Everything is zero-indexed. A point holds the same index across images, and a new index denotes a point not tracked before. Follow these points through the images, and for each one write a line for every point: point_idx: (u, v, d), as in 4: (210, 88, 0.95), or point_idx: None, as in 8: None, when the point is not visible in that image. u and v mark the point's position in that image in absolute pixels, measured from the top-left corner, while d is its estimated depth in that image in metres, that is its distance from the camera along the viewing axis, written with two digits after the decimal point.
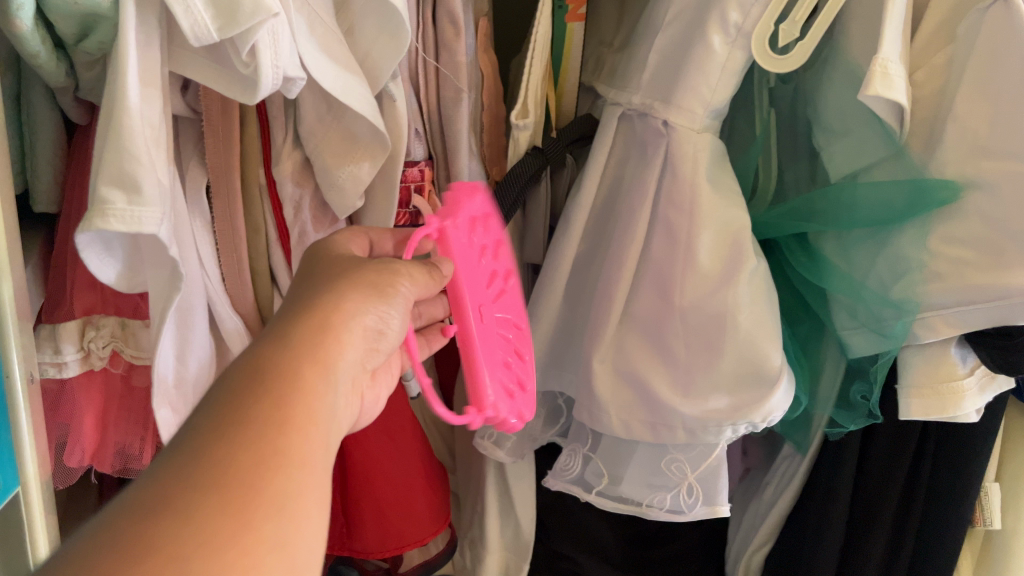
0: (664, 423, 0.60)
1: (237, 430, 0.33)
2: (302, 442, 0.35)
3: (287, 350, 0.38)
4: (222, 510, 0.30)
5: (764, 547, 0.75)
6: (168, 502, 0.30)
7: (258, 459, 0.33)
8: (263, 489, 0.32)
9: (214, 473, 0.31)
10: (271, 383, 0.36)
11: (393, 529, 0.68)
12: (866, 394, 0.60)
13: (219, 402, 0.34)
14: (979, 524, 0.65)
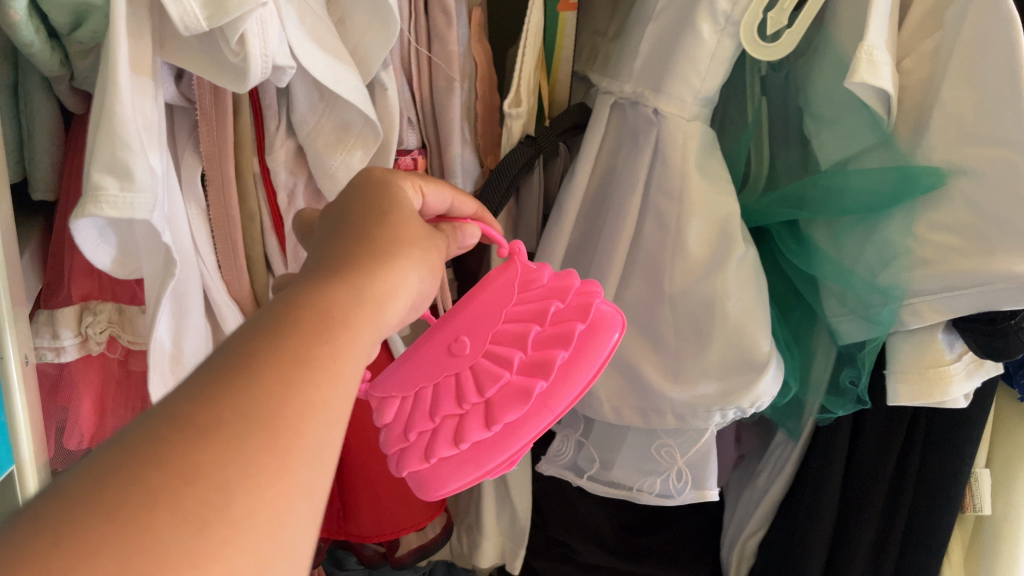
0: (654, 408, 0.62)
1: (290, 359, 0.28)
2: (349, 391, 0.30)
3: (349, 288, 0.33)
4: (267, 441, 0.26)
5: (758, 533, 0.76)
6: (216, 412, 0.25)
7: (312, 399, 0.28)
8: (310, 431, 0.27)
9: (265, 401, 0.27)
10: (331, 318, 0.31)
11: (388, 514, 0.69)
12: (854, 379, 0.60)
13: (271, 325, 0.30)
14: (970, 510, 0.65)
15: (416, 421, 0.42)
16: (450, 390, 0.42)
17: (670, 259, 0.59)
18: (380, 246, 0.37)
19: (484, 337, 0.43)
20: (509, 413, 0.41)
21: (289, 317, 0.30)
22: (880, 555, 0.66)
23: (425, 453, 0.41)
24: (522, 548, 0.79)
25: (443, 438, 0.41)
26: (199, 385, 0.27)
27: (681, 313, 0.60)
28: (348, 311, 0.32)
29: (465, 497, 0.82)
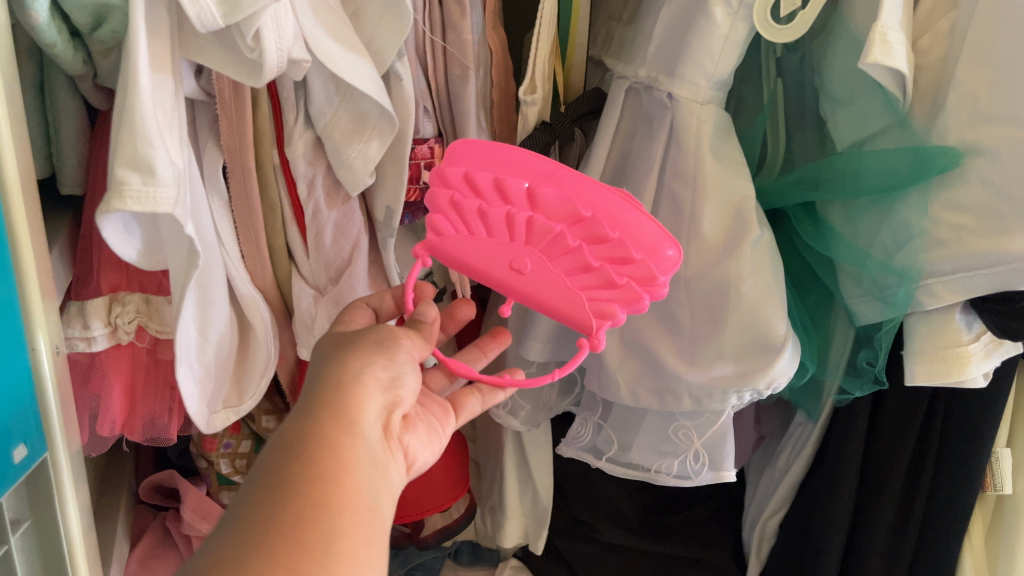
0: (670, 391, 0.62)
1: (279, 488, 0.36)
2: (343, 491, 0.38)
3: (320, 412, 0.41)
4: (272, 560, 0.33)
5: (778, 513, 0.77)
6: (230, 555, 0.33)
7: (297, 535, 0.35)
8: (310, 537, 0.35)
9: (264, 530, 0.34)
10: (302, 455, 0.38)
11: (410, 496, 0.71)
12: (871, 360, 0.60)
13: (264, 468, 0.38)
14: (991, 490, 0.65)
15: (598, 276, 0.47)
16: (562, 257, 0.47)
17: (685, 243, 0.60)
18: (341, 362, 0.45)
19: (508, 250, 0.48)
20: (559, 201, 0.45)
21: (267, 466, 0.38)
22: (899, 537, 0.67)
23: (622, 263, 0.46)
24: (545, 529, 0.80)
25: (609, 252, 0.46)
26: (203, 562, 0.34)
27: (696, 296, 0.60)
28: (314, 441, 0.39)
29: (488, 479, 0.83)
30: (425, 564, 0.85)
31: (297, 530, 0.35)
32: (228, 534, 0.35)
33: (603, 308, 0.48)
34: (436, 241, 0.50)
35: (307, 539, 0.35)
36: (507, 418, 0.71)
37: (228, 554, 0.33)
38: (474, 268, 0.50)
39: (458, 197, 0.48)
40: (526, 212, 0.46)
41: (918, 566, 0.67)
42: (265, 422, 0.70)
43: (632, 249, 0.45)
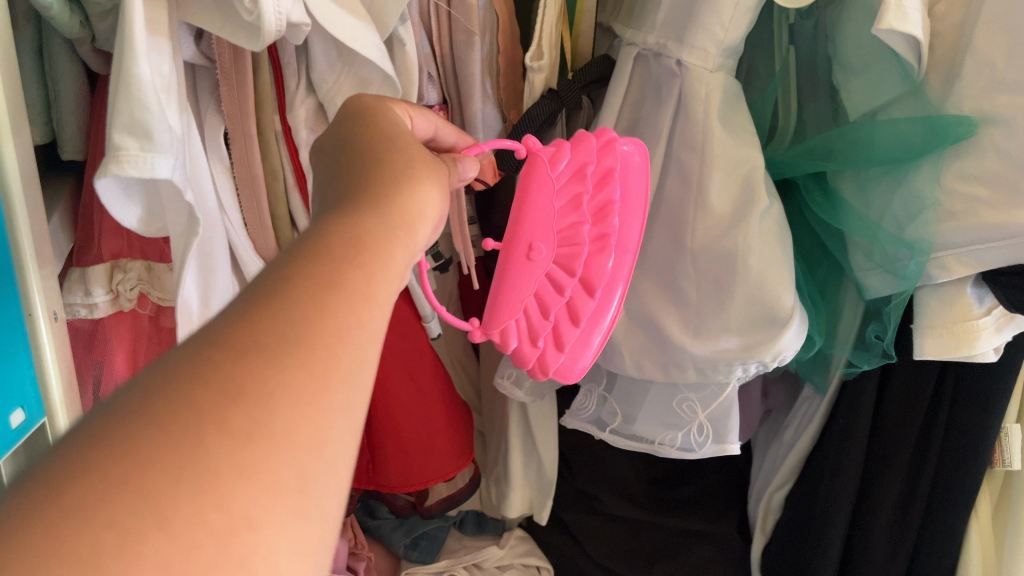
0: (675, 363, 0.61)
1: (327, 281, 0.27)
2: (372, 317, 0.28)
3: (384, 205, 0.33)
4: (306, 364, 0.24)
5: (784, 486, 0.76)
6: (258, 337, 0.24)
7: (333, 343, 0.26)
8: (339, 357, 0.26)
9: (297, 330, 0.25)
10: (355, 258, 0.29)
11: (416, 467, 0.70)
12: (880, 334, 0.60)
13: (297, 256, 0.28)
14: (999, 465, 0.64)
15: (538, 324, 0.50)
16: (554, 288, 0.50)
17: (692, 213, 0.59)
18: (404, 158, 0.37)
19: (549, 230, 0.48)
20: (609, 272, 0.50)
21: (320, 242, 0.29)
22: (907, 511, 0.66)
23: (558, 342, 0.52)
24: (550, 499, 0.80)
25: (562, 325, 0.51)
26: (211, 340, 0.24)
27: (702, 268, 0.60)
28: (371, 245, 0.30)
29: (493, 450, 0.83)
30: (431, 533, 0.85)
31: (334, 348, 0.25)
32: (232, 333, 0.24)
33: (509, 335, 0.50)
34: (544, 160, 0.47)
35: (331, 364, 0.25)
36: (511, 388, 0.71)
37: (242, 355, 0.23)
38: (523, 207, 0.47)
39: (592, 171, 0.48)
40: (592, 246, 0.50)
41: (923, 542, 0.67)
42: None
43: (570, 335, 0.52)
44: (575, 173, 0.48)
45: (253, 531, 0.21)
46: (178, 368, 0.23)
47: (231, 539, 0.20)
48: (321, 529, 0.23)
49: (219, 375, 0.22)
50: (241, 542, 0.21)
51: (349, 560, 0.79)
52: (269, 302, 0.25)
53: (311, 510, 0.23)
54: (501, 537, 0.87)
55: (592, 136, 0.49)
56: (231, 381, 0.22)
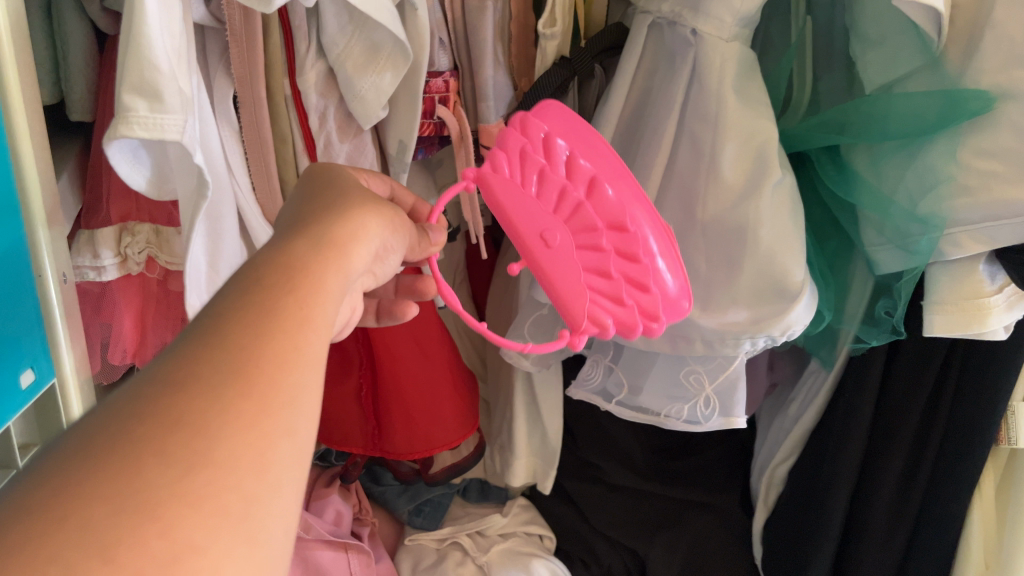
0: (683, 335, 0.61)
1: (264, 309, 0.28)
2: (315, 340, 0.29)
3: (323, 230, 0.34)
4: (243, 391, 0.25)
5: (787, 460, 0.77)
6: (194, 370, 0.25)
7: (271, 368, 0.26)
8: (279, 381, 0.26)
9: (233, 361, 0.26)
10: (290, 283, 0.29)
11: (421, 433, 0.70)
12: (890, 310, 0.59)
13: (235, 289, 0.29)
14: (1004, 443, 0.63)
15: (612, 288, 0.45)
16: (591, 253, 0.45)
17: (703, 184, 0.58)
18: (346, 194, 0.38)
19: (541, 218, 0.45)
20: (617, 205, 0.45)
21: (257, 273, 0.30)
22: (909, 485, 0.67)
23: (642, 287, 0.46)
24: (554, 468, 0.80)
25: (634, 272, 0.46)
26: (149, 380, 0.24)
27: (713, 240, 0.59)
28: (309, 270, 0.31)
29: (498, 419, 0.83)
30: (435, 500, 0.85)
31: (273, 375, 0.26)
32: (169, 371, 0.25)
33: (600, 316, 0.45)
34: (491, 176, 0.45)
35: (270, 389, 0.26)
36: (517, 358, 0.71)
37: (177, 390, 0.24)
38: (505, 215, 0.45)
39: (531, 149, 0.45)
40: (588, 194, 0.45)
41: (925, 517, 0.67)
42: None
43: (650, 279, 0.46)
44: (523, 160, 0.45)
45: (199, 555, 0.22)
46: (113, 408, 0.23)
47: (175, 565, 0.21)
48: (267, 552, 0.24)
49: (155, 410, 0.23)
50: (187, 564, 0.21)
51: (353, 525, 0.79)
52: (205, 337, 0.26)
53: (257, 534, 0.24)
54: (503, 505, 0.87)
55: (512, 129, 0.46)
56: (167, 415, 0.23)
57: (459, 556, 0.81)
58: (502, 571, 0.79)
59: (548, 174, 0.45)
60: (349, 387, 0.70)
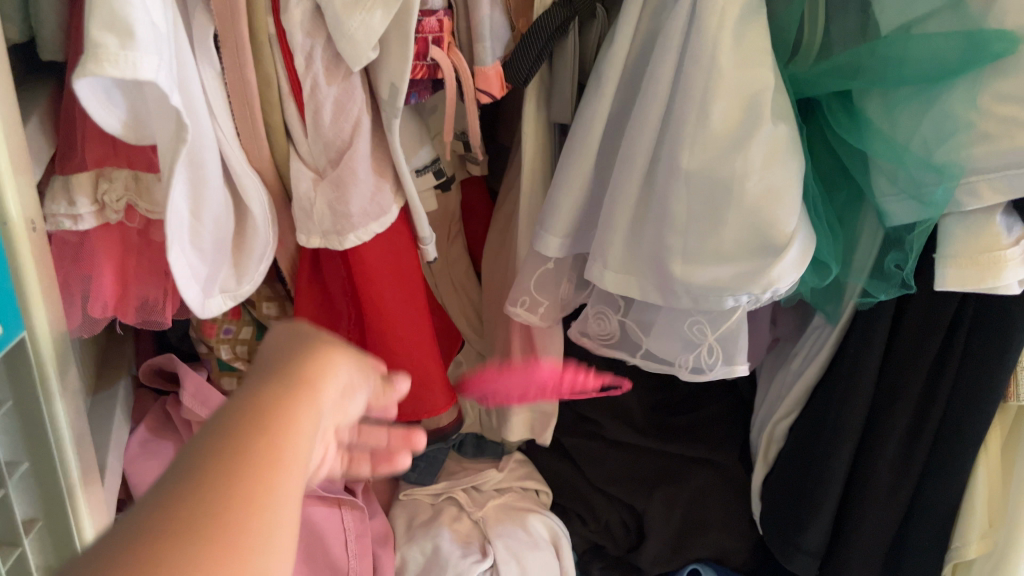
0: (670, 291, 0.60)
1: (237, 466, 0.31)
2: (288, 484, 0.32)
3: (298, 365, 0.36)
4: (214, 548, 0.28)
5: (787, 417, 0.75)
6: (167, 529, 0.28)
7: (242, 520, 0.30)
8: (251, 536, 0.30)
9: (206, 513, 0.29)
10: (263, 431, 0.32)
11: (418, 388, 0.68)
12: (900, 263, 0.57)
13: (209, 446, 0.31)
14: (1013, 399, 0.61)
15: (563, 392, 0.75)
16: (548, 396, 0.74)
17: (690, 129, 0.55)
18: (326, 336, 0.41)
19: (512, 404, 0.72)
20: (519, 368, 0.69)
21: (231, 424, 0.32)
22: (914, 442, 0.65)
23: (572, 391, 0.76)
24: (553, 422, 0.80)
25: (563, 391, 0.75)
26: (132, 534, 0.28)
27: (693, 190, 0.56)
28: (279, 409, 0.33)
29: (494, 373, 0.81)
30: (430, 455, 0.83)
31: (242, 522, 0.30)
32: (148, 529, 0.28)
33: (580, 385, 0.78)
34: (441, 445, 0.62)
35: (241, 546, 0.29)
36: (527, 315, 0.69)
37: (153, 547, 0.27)
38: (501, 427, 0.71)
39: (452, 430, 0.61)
40: None
41: (930, 474, 0.66)
42: (266, 309, 0.70)
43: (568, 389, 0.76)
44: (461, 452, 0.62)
45: None
46: (99, 554, 0.27)
47: None
48: None
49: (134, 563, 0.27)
50: None
51: (347, 480, 0.77)
52: (180, 499, 0.29)
53: None
54: (500, 460, 0.86)
55: None
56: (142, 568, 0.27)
57: (454, 511, 0.80)
58: (497, 525, 0.78)
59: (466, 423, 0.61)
60: (338, 340, 0.68)
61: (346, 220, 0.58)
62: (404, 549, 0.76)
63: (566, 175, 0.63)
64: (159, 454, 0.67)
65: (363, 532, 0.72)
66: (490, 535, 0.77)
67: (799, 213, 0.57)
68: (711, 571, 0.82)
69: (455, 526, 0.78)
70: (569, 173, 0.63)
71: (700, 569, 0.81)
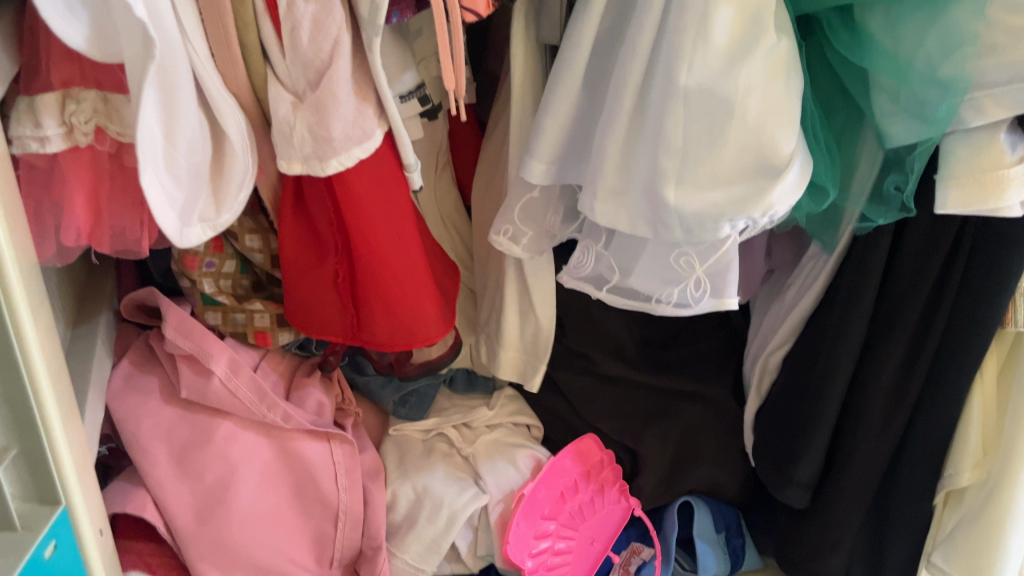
0: (661, 222, 0.57)
1: None
2: None
3: None
4: None
5: (781, 349, 0.74)
6: None
7: None
8: None
9: None
10: None
11: (402, 328, 0.65)
12: (900, 185, 0.56)
13: None
14: (1010, 326, 0.60)
15: (588, 486, 0.79)
16: (581, 495, 0.78)
17: (687, 46, 0.52)
18: None
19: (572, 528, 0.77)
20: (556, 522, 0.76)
21: None
22: (908, 372, 0.64)
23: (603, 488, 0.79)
24: (542, 364, 0.77)
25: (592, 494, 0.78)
26: None
27: (694, 110, 0.54)
28: None
29: (483, 307, 0.79)
30: (420, 391, 0.81)
31: None
32: None
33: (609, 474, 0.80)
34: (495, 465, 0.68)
35: None
36: (508, 245, 0.67)
37: None
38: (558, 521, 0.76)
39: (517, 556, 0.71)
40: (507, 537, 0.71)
41: (924, 403, 0.65)
42: (249, 242, 0.68)
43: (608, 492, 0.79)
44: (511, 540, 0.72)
45: None
46: None
47: None
48: None
49: None
50: None
51: (336, 416, 0.76)
52: None
53: None
54: (491, 396, 0.85)
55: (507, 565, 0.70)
56: None
57: (444, 449, 0.79)
58: (487, 462, 0.78)
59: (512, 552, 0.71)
60: (326, 273, 0.65)
61: (327, 145, 0.56)
62: (395, 484, 0.75)
63: (555, 98, 0.61)
64: (143, 389, 0.66)
65: (353, 467, 0.71)
66: (480, 473, 0.77)
67: (799, 133, 0.55)
68: (702, 504, 0.81)
69: (445, 463, 0.77)
70: (558, 97, 0.61)
71: (692, 502, 0.81)
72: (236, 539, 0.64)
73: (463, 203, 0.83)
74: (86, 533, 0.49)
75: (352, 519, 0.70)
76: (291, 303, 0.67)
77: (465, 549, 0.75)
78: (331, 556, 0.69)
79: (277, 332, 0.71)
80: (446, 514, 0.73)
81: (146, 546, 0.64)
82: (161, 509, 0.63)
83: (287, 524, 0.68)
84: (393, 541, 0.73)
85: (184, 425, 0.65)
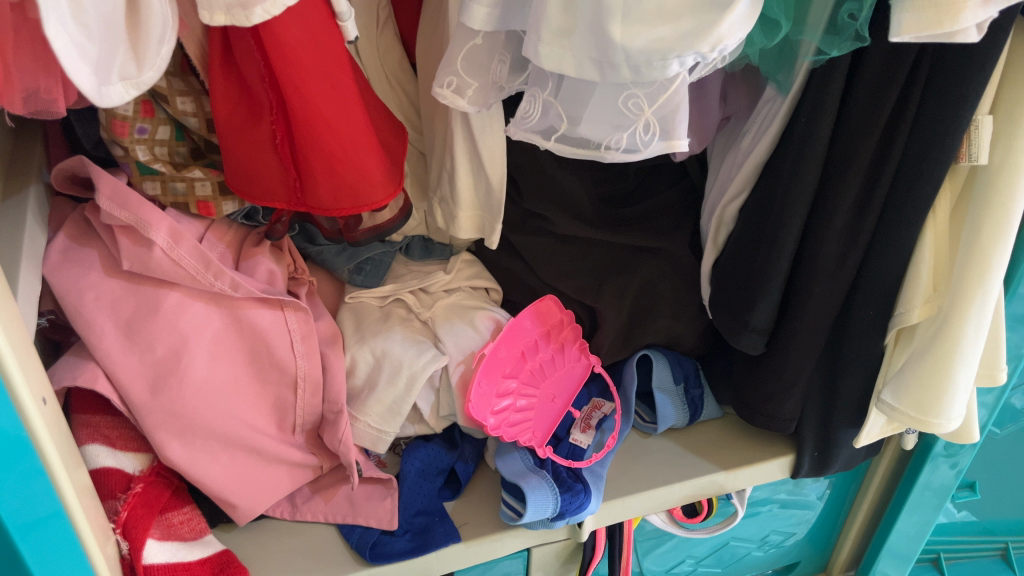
0: (608, 62, 0.54)
1: None
2: None
3: None
4: None
5: (738, 197, 0.72)
6: None
7: None
8: None
9: None
10: None
11: (346, 188, 0.63)
12: (855, 13, 0.53)
13: None
14: (964, 160, 0.59)
15: (551, 345, 0.79)
16: (544, 353, 0.79)
17: None
18: None
19: (534, 386, 0.78)
20: (521, 382, 0.77)
21: None
22: (861, 213, 0.64)
23: (564, 346, 0.80)
24: (497, 221, 0.74)
25: (553, 352, 0.79)
26: None
27: None
28: None
29: (436, 169, 0.77)
30: (375, 258, 0.80)
31: None
32: None
33: (570, 333, 0.80)
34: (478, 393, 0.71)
35: None
36: (453, 98, 0.64)
37: None
38: (521, 378, 0.77)
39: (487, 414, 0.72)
40: (477, 395, 0.72)
41: (876, 244, 0.65)
42: (181, 105, 0.65)
43: (568, 350, 0.80)
44: (480, 398, 0.72)
45: None
46: None
47: None
48: None
49: None
50: None
51: (289, 285, 0.75)
52: None
53: None
54: (447, 261, 0.84)
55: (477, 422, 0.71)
56: None
57: (402, 314, 0.79)
58: (446, 325, 0.78)
59: (482, 411, 0.72)
60: (263, 133, 0.63)
61: None
62: (353, 350, 0.74)
63: None
64: (83, 261, 0.64)
65: (309, 334, 0.70)
66: (439, 336, 0.77)
67: None
68: (661, 356, 0.85)
69: (403, 327, 0.77)
70: None
71: (650, 355, 0.84)
72: (192, 408, 0.64)
73: (409, 59, 0.79)
74: (28, 405, 0.47)
75: (311, 385, 0.70)
76: (230, 167, 0.65)
77: (427, 411, 0.75)
78: (292, 423, 0.71)
79: (221, 202, 0.69)
80: (406, 376, 0.73)
81: (102, 419, 0.65)
82: (113, 381, 0.62)
83: (244, 392, 0.68)
84: (354, 405, 0.73)
85: (129, 296, 0.64)
